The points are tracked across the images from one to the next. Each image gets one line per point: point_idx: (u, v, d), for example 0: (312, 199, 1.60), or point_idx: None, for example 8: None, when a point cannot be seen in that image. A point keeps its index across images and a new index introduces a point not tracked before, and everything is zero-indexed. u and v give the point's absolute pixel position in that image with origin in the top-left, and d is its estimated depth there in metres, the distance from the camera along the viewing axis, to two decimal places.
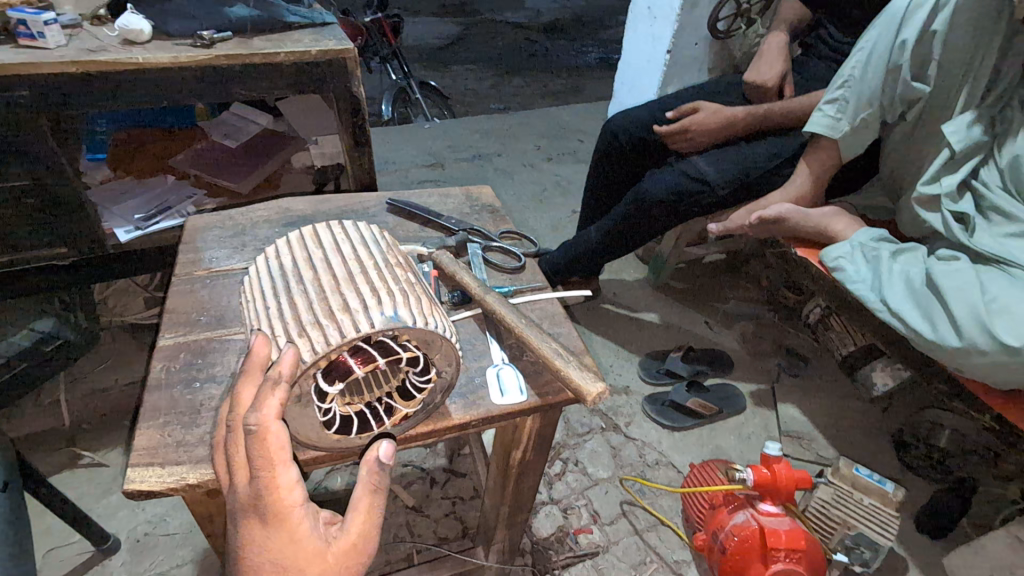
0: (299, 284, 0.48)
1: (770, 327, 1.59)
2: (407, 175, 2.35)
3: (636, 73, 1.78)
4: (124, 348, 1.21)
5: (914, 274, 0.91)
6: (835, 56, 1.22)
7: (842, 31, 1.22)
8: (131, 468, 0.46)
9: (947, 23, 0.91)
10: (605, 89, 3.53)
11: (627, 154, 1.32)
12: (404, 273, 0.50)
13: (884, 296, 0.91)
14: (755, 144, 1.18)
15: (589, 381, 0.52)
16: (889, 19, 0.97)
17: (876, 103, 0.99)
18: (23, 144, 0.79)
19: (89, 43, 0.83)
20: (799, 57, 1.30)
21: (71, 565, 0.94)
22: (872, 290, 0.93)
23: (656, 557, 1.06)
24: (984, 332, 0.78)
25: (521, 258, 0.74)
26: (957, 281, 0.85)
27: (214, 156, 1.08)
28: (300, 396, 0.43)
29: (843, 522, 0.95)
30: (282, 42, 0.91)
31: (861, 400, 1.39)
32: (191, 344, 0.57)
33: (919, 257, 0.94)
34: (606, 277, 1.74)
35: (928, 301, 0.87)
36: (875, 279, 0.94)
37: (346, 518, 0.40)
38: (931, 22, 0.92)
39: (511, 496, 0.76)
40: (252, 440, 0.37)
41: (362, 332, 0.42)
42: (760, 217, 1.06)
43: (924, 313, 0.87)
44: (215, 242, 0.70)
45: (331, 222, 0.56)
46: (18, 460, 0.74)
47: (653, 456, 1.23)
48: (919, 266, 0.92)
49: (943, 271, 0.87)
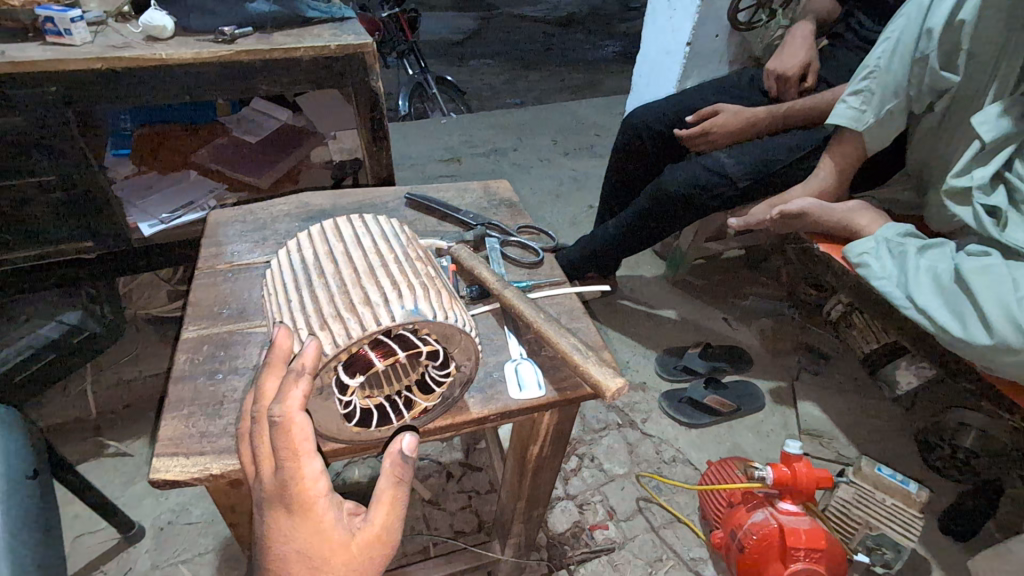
0: (321, 278, 0.48)
1: (790, 324, 1.56)
2: (423, 170, 2.36)
3: (654, 66, 1.76)
4: (148, 341, 1.24)
5: (942, 269, 0.89)
6: (862, 46, 1.19)
7: (869, 21, 1.18)
8: (157, 457, 0.47)
9: (979, 11, 0.88)
10: (623, 83, 3.50)
11: (645, 148, 1.31)
12: (424, 267, 0.50)
13: (910, 292, 0.89)
14: (777, 138, 1.16)
15: (608, 377, 0.51)
16: (917, 8, 0.95)
17: (903, 95, 0.97)
18: (50, 141, 0.80)
19: (114, 40, 0.84)
20: (824, 47, 1.27)
21: (98, 551, 0.96)
22: (899, 287, 0.91)
23: (672, 554, 1.06)
24: (1016, 330, 0.76)
25: (540, 252, 0.73)
26: (988, 277, 0.82)
27: (235, 151, 1.09)
28: (322, 388, 0.43)
29: (864, 522, 0.93)
30: (302, 37, 0.91)
31: (883, 399, 1.37)
32: (214, 336, 0.57)
33: (947, 252, 0.91)
34: (622, 273, 1.73)
35: (958, 298, 0.85)
36: (901, 275, 0.91)
37: (370, 509, 0.40)
38: (962, 10, 0.89)
39: (527, 491, 0.76)
40: (276, 431, 0.37)
41: (383, 325, 0.42)
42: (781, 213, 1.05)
43: (952, 310, 0.85)
44: (237, 236, 0.71)
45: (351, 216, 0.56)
46: (47, 448, 0.76)
47: (670, 453, 1.23)
48: (947, 261, 0.90)
49: (974, 266, 0.84)
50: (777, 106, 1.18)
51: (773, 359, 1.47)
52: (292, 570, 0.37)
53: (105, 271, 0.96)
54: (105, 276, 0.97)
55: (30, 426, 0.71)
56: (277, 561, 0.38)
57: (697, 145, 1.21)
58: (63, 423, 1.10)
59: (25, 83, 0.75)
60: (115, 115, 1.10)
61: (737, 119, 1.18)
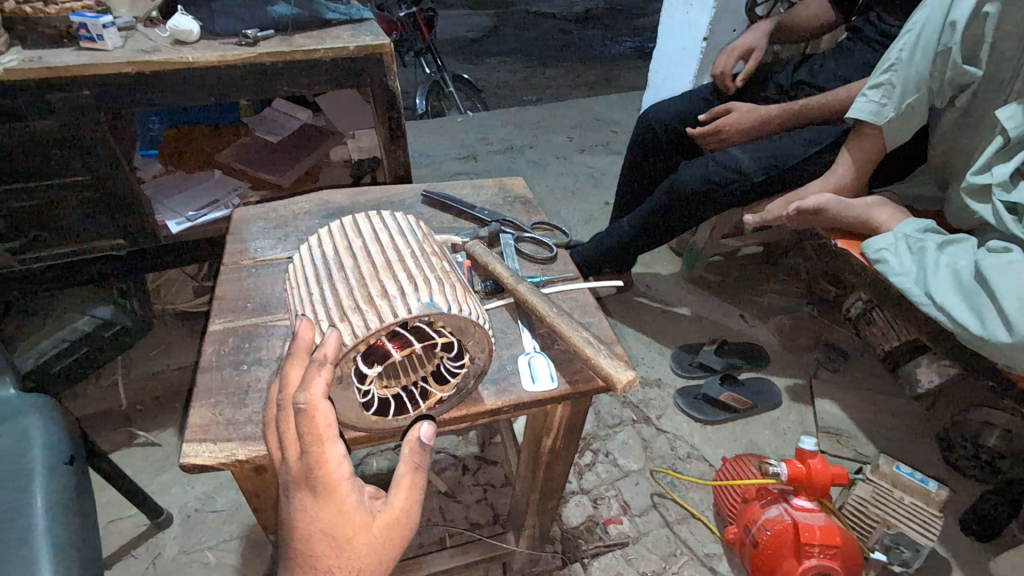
0: (340, 272, 0.50)
1: (809, 321, 1.55)
2: (440, 168, 2.38)
3: (670, 62, 1.75)
4: (175, 335, 1.28)
5: (963, 265, 0.88)
6: (882, 39, 1.17)
7: (890, 14, 1.17)
8: (187, 443, 0.49)
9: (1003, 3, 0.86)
10: (640, 79, 3.48)
11: (661, 145, 1.31)
12: (440, 262, 0.51)
13: (929, 289, 0.88)
14: (794, 133, 1.14)
15: (619, 369, 0.52)
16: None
17: (924, 88, 0.95)
18: (86, 143, 0.84)
19: (143, 44, 0.87)
20: (844, 40, 1.25)
21: (129, 537, 1.00)
22: (918, 283, 0.90)
23: (687, 550, 1.06)
24: None
25: (553, 248, 0.74)
26: (1010, 273, 0.81)
27: (258, 150, 1.13)
28: (341, 377, 0.45)
29: (882, 521, 0.92)
30: (323, 38, 0.93)
31: (904, 398, 1.35)
32: (239, 328, 0.60)
33: (968, 248, 0.90)
34: (638, 269, 1.74)
35: (977, 294, 0.84)
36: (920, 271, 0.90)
37: (390, 493, 0.42)
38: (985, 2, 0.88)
39: (541, 483, 0.77)
40: (301, 416, 0.39)
41: (400, 317, 0.44)
42: (799, 208, 1.03)
43: (972, 306, 0.84)
44: (260, 233, 0.73)
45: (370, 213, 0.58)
46: (84, 436, 0.80)
47: (685, 449, 1.23)
48: (968, 257, 0.89)
49: (995, 262, 0.83)
50: (794, 102, 1.16)
51: (791, 357, 1.46)
52: (319, 548, 0.39)
53: (134, 267, 0.99)
54: (133, 273, 1.01)
55: (67, 416, 0.74)
56: (301, 540, 0.40)
57: (713, 143, 1.21)
58: (96, 413, 1.14)
59: (61, 87, 0.79)
60: (144, 116, 1.14)
61: (753, 115, 1.17)
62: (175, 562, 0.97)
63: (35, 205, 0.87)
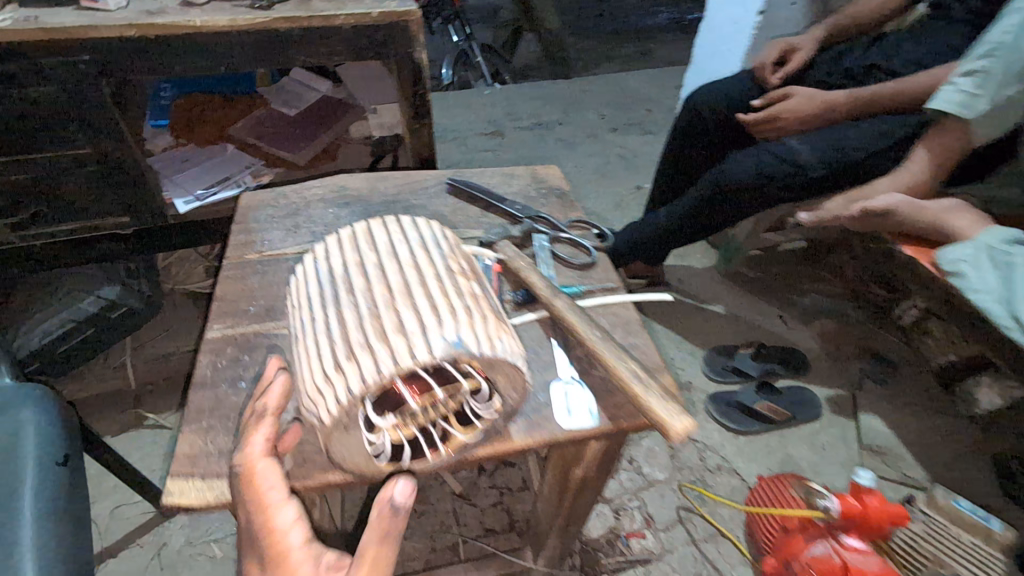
0: (348, 296, 0.42)
1: (854, 328, 1.44)
2: (465, 144, 2.29)
3: (718, 37, 1.61)
4: (187, 314, 1.23)
5: None
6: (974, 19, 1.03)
7: None
8: (171, 479, 0.43)
9: None
10: (677, 53, 3.30)
11: (708, 132, 1.19)
12: (468, 283, 0.44)
13: (1015, 312, 0.80)
14: (862, 124, 1.02)
15: (673, 413, 0.44)
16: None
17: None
18: (86, 112, 0.77)
19: (148, 5, 0.79)
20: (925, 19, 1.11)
21: (135, 524, 0.98)
22: (1001, 303, 0.82)
23: (713, 571, 1.00)
24: None
25: (592, 251, 0.66)
26: None
27: (273, 124, 1.05)
28: (345, 423, 0.38)
29: (936, 560, 0.84)
30: (343, 3, 0.84)
31: (957, 417, 1.25)
32: (238, 337, 0.53)
33: None
34: (671, 261, 1.64)
35: None
36: (1005, 289, 0.82)
37: (352, 563, 0.39)
38: None
39: (566, 509, 0.71)
40: (241, 481, 0.41)
41: (421, 362, 0.36)
42: (863, 209, 0.93)
43: None
44: (268, 222, 0.66)
45: (386, 216, 0.50)
46: (82, 429, 0.75)
47: (715, 461, 1.15)
48: None
49: None
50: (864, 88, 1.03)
51: (831, 366, 1.37)
52: None
53: (143, 245, 0.94)
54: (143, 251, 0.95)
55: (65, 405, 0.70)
56: None
57: (767, 131, 1.09)
58: (105, 393, 1.11)
59: (60, 51, 0.72)
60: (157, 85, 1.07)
61: (815, 102, 1.05)
62: (180, 555, 0.94)
63: (37, 178, 0.81)
